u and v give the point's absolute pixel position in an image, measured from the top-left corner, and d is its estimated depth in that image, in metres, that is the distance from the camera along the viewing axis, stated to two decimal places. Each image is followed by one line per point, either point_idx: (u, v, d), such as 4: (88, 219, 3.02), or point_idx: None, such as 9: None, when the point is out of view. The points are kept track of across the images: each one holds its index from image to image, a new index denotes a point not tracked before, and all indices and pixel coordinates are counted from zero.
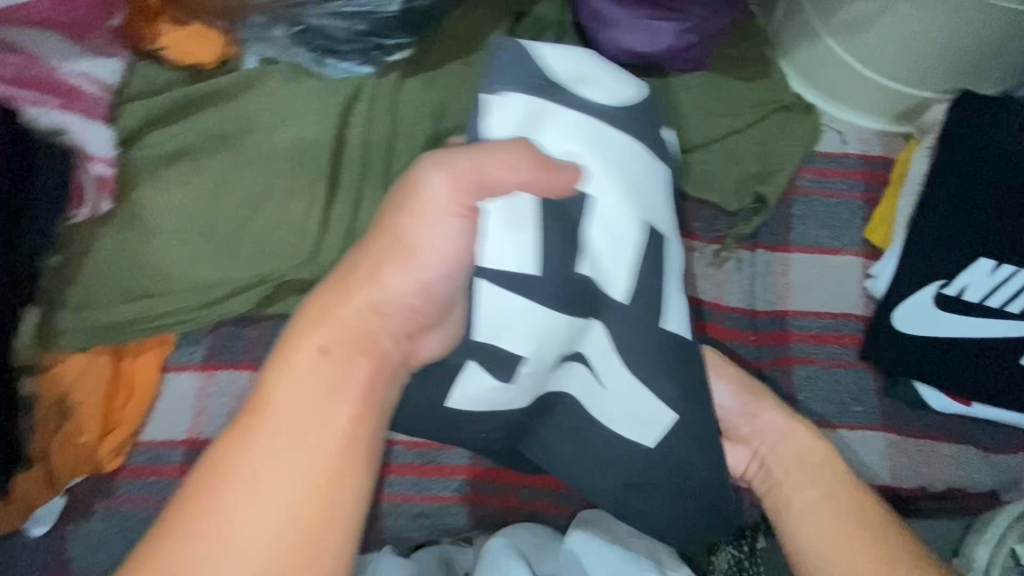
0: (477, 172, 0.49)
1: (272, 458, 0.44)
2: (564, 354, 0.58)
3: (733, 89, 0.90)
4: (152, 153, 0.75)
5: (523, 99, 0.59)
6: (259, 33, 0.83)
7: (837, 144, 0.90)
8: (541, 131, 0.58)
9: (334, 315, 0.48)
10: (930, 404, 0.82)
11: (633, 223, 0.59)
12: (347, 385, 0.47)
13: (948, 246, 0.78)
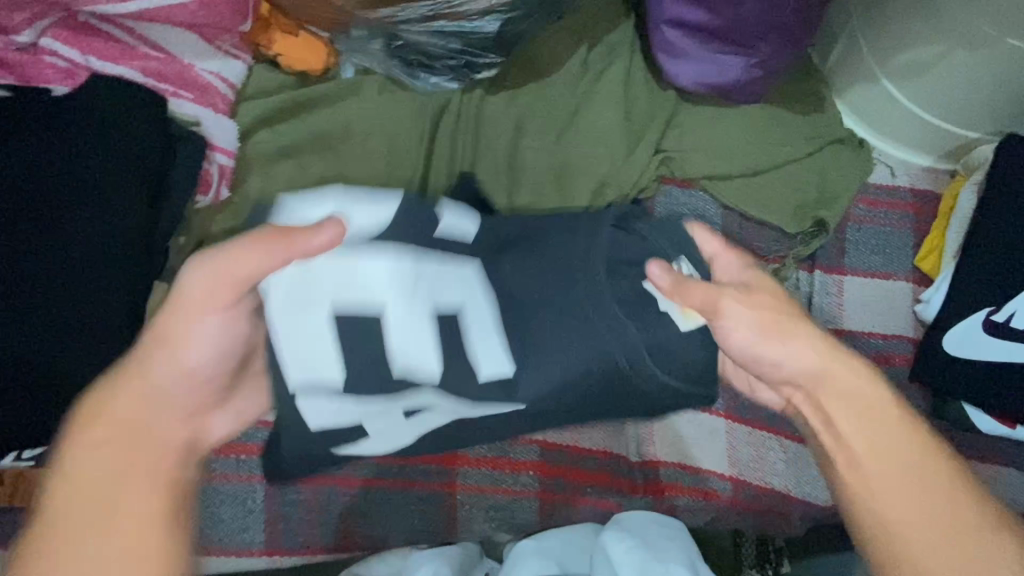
0: (212, 276, 0.54)
1: (99, 553, 0.51)
2: (403, 407, 0.58)
3: (792, 123, 0.97)
4: (263, 150, 0.80)
5: (322, 209, 0.58)
6: (358, 45, 0.88)
7: (887, 177, 0.97)
8: (318, 205, 0.58)
9: (150, 411, 0.56)
10: (978, 426, 0.86)
11: (421, 319, 0.56)
12: (141, 471, 0.54)
13: (999, 275, 0.84)
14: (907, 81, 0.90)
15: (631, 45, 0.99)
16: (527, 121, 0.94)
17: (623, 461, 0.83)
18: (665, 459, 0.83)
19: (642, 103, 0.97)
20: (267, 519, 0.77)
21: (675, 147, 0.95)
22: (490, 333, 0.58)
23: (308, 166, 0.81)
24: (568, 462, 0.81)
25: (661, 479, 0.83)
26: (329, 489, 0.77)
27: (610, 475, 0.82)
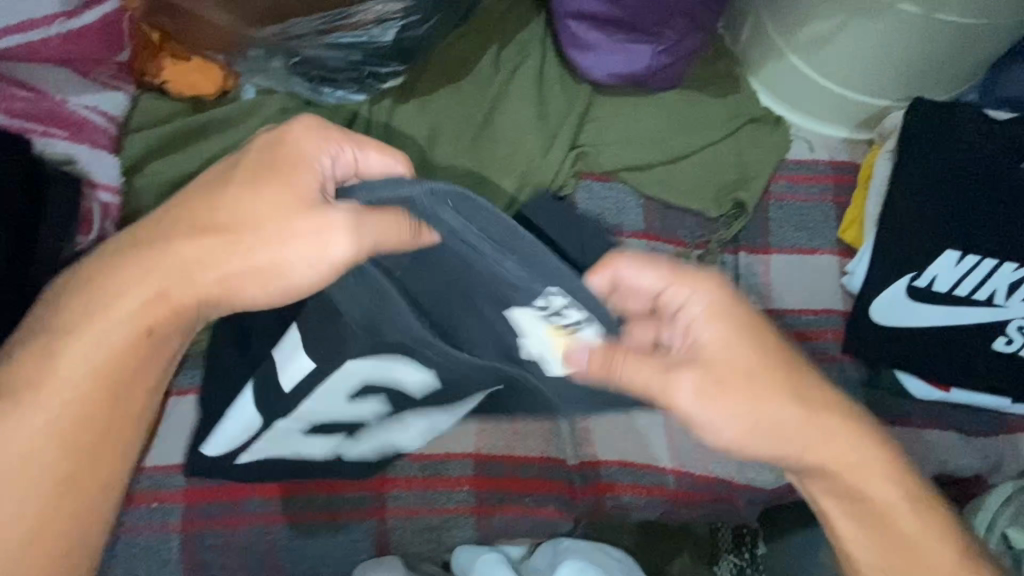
0: (297, 153, 0.57)
1: (92, 349, 0.57)
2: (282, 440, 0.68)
3: (708, 105, 0.96)
4: (153, 182, 0.78)
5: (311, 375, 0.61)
6: (256, 66, 0.86)
7: (806, 152, 0.97)
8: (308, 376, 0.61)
9: (188, 240, 0.56)
10: (913, 392, 0.86)
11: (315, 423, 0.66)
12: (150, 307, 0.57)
13: (919, 241, 0.83)
14: (814, 54, 0.90)
15: (543, 39, 0.98)
16: (440, 127, 0.92)
17: (560, 466, 0.81)
18: (605, 458, 0.82)
19: (557, 98, 0.96)
20: (187, 563, 0.73)
21: (592, 140, 0.94)
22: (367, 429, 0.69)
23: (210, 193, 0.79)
24: (504, 472, 0.79)
25: (601, 479, 0.81)
26: (255, 526, 0.74)
27: (548, 480, 0.80)
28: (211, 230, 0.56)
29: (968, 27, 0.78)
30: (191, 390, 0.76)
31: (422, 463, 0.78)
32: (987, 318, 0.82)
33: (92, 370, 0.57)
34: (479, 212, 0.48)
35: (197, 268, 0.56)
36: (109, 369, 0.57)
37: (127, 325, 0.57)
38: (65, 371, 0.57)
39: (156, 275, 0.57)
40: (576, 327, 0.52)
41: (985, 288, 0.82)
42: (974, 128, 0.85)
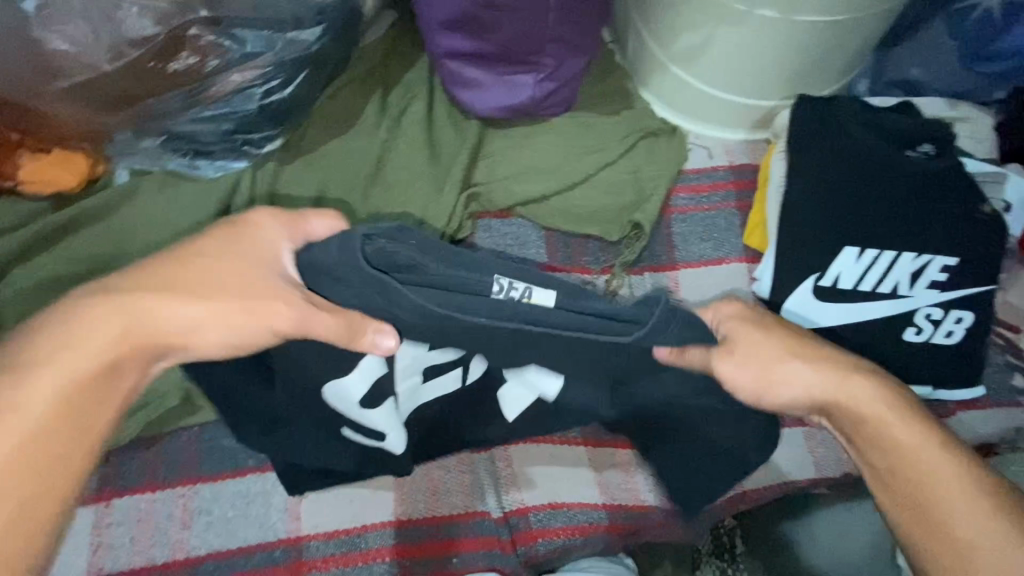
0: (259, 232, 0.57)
1: (40, 392, 0.49)
2: (368, 445, 0.69)
3: (602, 124, 0.95)
4: (18, 290, 0.76)
5: (359, 389, 0.62)
6: (127, 148, 0.83)
7: (705, 160, 0.97)
8: (354, 391, 0.62)
9: (172, 281, 0.53)
10: None
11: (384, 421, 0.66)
12: (105, 347, 0.51)
13: (817, 242, 0.82)
14: (695, 64, 0.89)
15: (429, 79, 0.96)
16: (330, 182, 0.89)
17: (486, 519, 0.79)
18: (533, 503, 0.80)
19: (448, 138, 0.94)
20: None
21: (487, 177, 0.92)
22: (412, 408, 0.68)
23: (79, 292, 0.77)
24: (427, 536, 0.77)
25: (532, 526, 0.80)
26: None
27: (474, 538, 0.78)
28: (200, 275, 0.54)
29: (833, 24, 0.77)
30: (92, 498, 0.75)
31: (337, 539, 0.76)
32: (894, 311, 0.82)
33: (32, 430, 0.48)
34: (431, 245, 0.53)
35: (164, 314, 0.52)
36: (57, 423, 0.49)
37: (92, 360, 0.50)
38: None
39: (114, 313, 0.51)
40: (526, 294, 0.53)
41: (887, 281, 0.81)
42: (857, 121, 0.84)
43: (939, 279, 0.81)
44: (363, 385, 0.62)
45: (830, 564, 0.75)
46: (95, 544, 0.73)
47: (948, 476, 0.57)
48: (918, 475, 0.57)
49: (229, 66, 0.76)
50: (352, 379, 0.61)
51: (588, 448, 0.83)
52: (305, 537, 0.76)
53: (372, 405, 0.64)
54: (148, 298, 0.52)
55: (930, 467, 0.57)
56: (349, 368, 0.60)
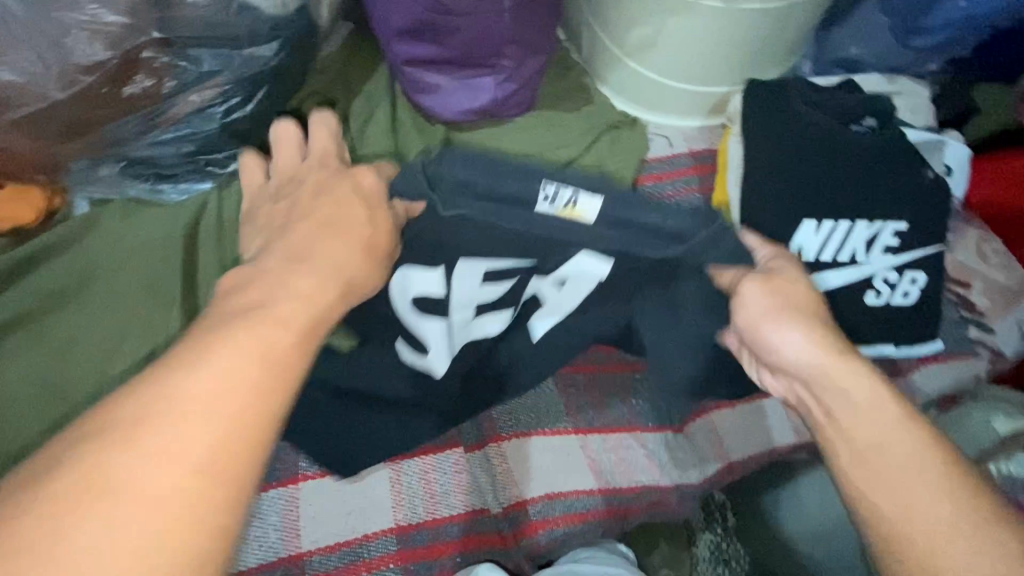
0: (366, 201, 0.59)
1: (195, 411, 0.40)
2: (416, 354, 0.76)
3: (565, 120, 0.97)
4: None
5: (420, 285, 0.69)
6: (85, 177, 0.80)
7: (665, 148, 1.00)
8: (419, 286, 0.69)
9: (302, 265, 0.51)
10: None
11: (432, 325, 0.73)
12: (244, 355, 0.43)
13: (778, 217, 0.86)
14: (649, 56, 0.92)
15: (390, 88, 0.97)
16: None
17: (486, 516, 0.80)
18: (532, 496, 0.82)
19: (415, 144, 0.94)
20: None
21: None
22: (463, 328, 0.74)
23: (47, 330, 0.75)
24: (429, 539, 0.78)
25: (532, 518, 0.81)
26: None
27: (475, 536, 0.79)
28: (324, 254, 0.53)
29: (774, 9, 0.81)
30: None
31: (340, 553, 0.76)
32: (854, 277, 0.86)
33: (214, 428, 0.40)
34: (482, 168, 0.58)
35: (286, 309, 0.47)
36: (221, 454, 0.40)
37: (220, 380, 0.42)
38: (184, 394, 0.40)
39: (248, 322, 0.45)
40: (574, 201, 0.59)
41: (845, 250, 0.86)
42: (804, 100, 0.89)
43: (892, 244, 0.86)
44: (426, 277, 0.68)
45: (809, 528, 0.80)
46: None
47: (930, 472, 0.53)
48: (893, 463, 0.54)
49: (186, 87, 0.75)
50: (418, 272, 0.68)
51: (578, 437, 0.85)
52: (305, 554, 0.75)
53: (427, 308, 0.71)
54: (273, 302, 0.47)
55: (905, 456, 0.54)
56: (428, 264, 0.67)
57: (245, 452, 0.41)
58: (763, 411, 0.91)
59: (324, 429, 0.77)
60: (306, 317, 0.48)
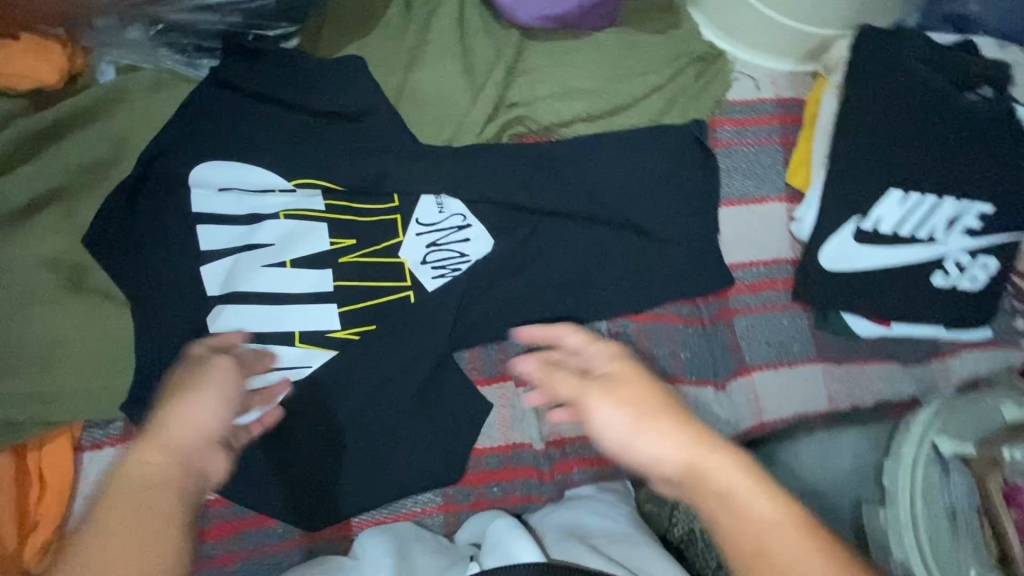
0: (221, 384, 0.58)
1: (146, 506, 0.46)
2: (289, 211, 0.73)
3: (649, 43, 0.88)
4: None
5: (218, 242, 0.69)
6: (111, 38, 0.71)
7: (751, 91, 0.91)
8: (237, 237, 0.70)
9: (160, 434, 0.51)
10: (857, 332, 0.87)
11: (240, 215, 0.71)
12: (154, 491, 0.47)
13: (863, 180, 0.81)
14: None
15: None
16: (347, 91, 0.77)
17: (526, 450, 0.80)
18: (570, 435, 0.82)
19: (484, 49, 0.84)
20: None
21: (523, 97, 0.84)
22: (272, 253, 0.71)
23: (79, 211, 0.66)
24: (472, 467, 0.79)
25: (568, 455, 0.82)
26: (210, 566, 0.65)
27: (513, 468, 0.80)
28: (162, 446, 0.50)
29: None
30: (119, 439, 0.64)
31: (370, 483, 0.72)
32: (926, 256, 0.83)
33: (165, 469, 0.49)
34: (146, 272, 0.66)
35: (183, 424, 0.52)
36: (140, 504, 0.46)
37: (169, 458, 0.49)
38: (166, 446, 0.51)
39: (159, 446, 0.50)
40: None
41: (923, 227, 0.82)
42: (916, 59, 0.82)
43: (973, 227, 0.82)
44: (217, 220, 0.70)
45: None
46: None
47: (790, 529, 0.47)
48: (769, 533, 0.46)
49: None
50: (209, 241, 0.69)
51: None
52: (336, 482, 0.71)
53: (226, 209, 0.70)
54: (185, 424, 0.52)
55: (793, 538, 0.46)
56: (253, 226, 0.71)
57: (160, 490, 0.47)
58: (807, 380, 0.88)
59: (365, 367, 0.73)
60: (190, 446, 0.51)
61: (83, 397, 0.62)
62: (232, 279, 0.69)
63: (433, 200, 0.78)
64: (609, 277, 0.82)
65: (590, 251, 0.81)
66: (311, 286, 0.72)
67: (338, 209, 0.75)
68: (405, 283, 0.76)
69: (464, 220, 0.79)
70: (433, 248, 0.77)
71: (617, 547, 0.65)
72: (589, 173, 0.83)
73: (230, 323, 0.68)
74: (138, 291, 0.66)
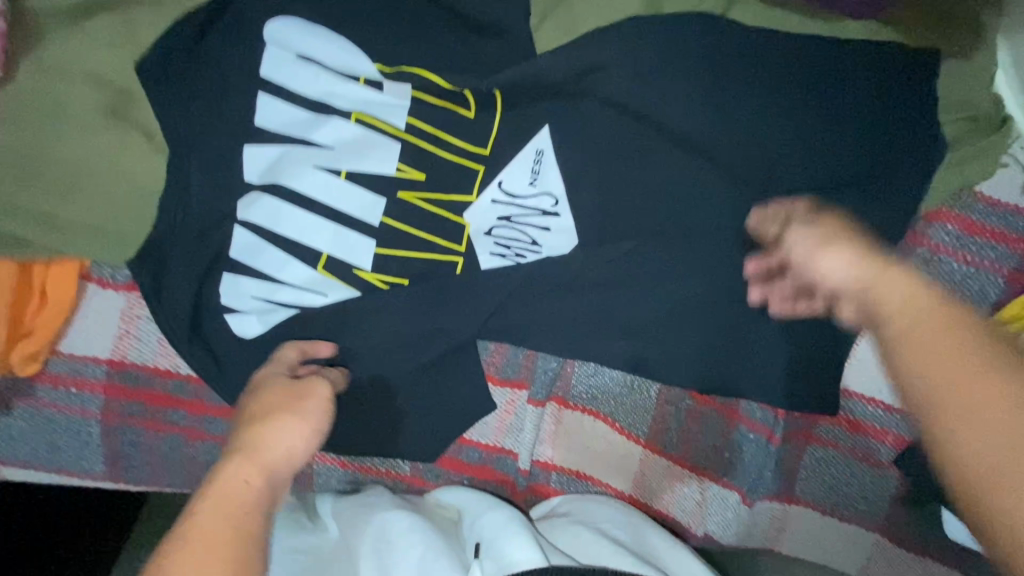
0: (303, 408, 0.52)
1: (212, 531, 0.42)
2: (365, 115, 0.60)
3: (908, 64, 0.61)
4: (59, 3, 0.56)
5: (275, 121, 0.59)
6: None
7: (1013, 191, 0.63)
8: (297, 123, 0.59)
9: (257, 448, 0.48)
10: (949, 534, 0.68)
11: (309, 98, 0.59)
12: (230, 512, 0.44)
13: None
14: None
15: None
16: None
17: (510, 459, 0.75)
18: (561, 463, 0.75)
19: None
20: (105, 454, 0.66)
21: (702, 78, 0.62)
22: (327, 155, 0.60)
23: (142, 30, 0.57)
24: (450, 452, 0.74)
25: (550, 483, 0.76)
26: (169, 434, 0.66)
27: (487, 468, 0.75)
28: (245, 465, 0.47)
29: None
30: (123, 285, 0.63)
31: (334, 429, 0.68)
32: None
33: (244, 489, 0.45)
34: (186, 124, 0.58)
35: (266, 441, 0.49)
36: (212, 523, 0.42)
37: (251, 478, 0.46)
38: (260, 465, 0.47)
39: (241, 464, 0.46)
40: None
41: None
42: None
43: None
44: (283, 95, 0.59)
45: None
46: (123, 332, 0.63)
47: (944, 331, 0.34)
48: (889, 297, 0.38)
49: None
50: (266, 116, 0.59)
51: (643, 450, 0.74)
52: None
53: (297, 86, 0.59)
54: (271, 443, 0.49)
55: (919, 314, 0.36)
56: (319, 118, 0.60)
57: (232, 524, 0.43)
58: (847, 543, 0.73)
59: (377, 319, 0.64)
60: (271, 471, 0.48)
61: (96, 233, 0.59)
62: (274, 170, 0.60)
63: (529, 165, 0.62)
64: (687, 342, 0.66)
65: (684, 305, 0.64)
66: (355, 209, 0.62)
67: (421, 138, 0.61)
68: (459, 248, 0.64)
69: (553, 205, 0.63)
70: (503, 222, 0.64)
71: (626, 533, 0.65)
72: (739, 208, 0.62)
73: (257, 217, 0.60)
74: (176, 143, 0.58)
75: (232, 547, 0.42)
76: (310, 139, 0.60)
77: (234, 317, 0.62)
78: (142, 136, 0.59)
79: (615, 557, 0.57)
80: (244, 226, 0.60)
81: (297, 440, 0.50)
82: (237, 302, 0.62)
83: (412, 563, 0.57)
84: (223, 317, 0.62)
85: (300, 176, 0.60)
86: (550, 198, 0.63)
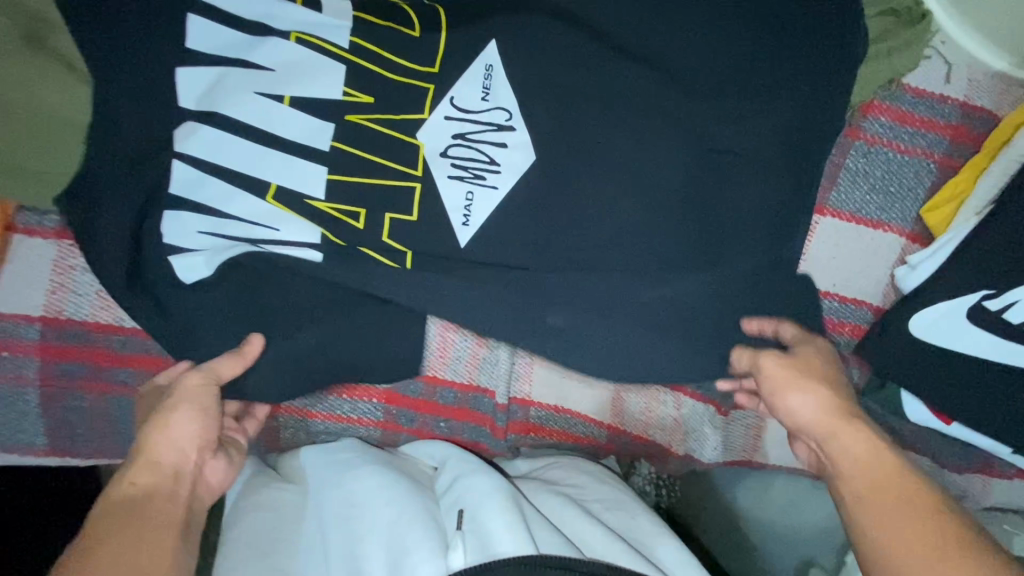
0: (194, 395, 0.54)
1: (117, 526, 0.44)
2: (305, 35, 0.59)
3: None
4: None
5: (210, 44, 0.57)
6: None
7: (937, 81, 0.68)
8: (233, 46, 0.57)
9: (154, 441, 0.51)
10: (908, 415, 0.72)
11: (245, 20, 0.58)
12: (139, 505, 0.46)
13: (1004, 254, 0.63)
14: None
15: None
16: None
17: (487, 397, 0.73)
18: (539, 399, 0.74)
19: None
20: (46, 423, 0.61)
21: None
22: (267, 79, 0.58)
23: None
24: (423, 395, 0.72)
25: (529, 419, 0.75)
26: (116, 396, 0.61)
27: (463, 408, 0.73)
28: (146, 462, 0.49)
29: None
30: (53, 232, 0.59)
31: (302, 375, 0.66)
32: None
33: (145, 483, 0.48)
34: (110, 49, 0.55)
35: (166, 436, 0.51)
36: (114, 516, 0.44)
37: (153, 471, 0.49)
38: (153, 463, 0.50)
39: (144, 461, 0.49)
40: None
41: None
42: None
43: None
44: (217, 17, 0.57)
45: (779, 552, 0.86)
46: (55, 285, 0.59)
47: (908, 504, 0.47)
48: (881, 489, 0.49)
49: None
50: (199, 39, 0.56)
51: None
52: None
53: (232, 9, 0.57)
54: (170, 433, 0.51)
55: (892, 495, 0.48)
56: (256, 41, 0.58)
57: (139, 510, 0.45)
58: None
59: (334, 251, 0.62)
60: (169, 460, 0.50)
61: (20, 172, 0.56)
62: (212, 96, 0.57)
63: (479, 81, 0.61)
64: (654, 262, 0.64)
65: (649, 217, 0.62)
66: (300, 136, 0.59)
67: (367, 59, 0.60)
68: (415, 172, 0.61)
69: (508, 119, 0.62)
70: (459, 141, 0.62)
71: (610, 514, 0.63)
72: (690, 115, 0.62)
73: (196, 148, 0.57)
74: (100, 69, 0.55)
75: (132, 533, 0.43)
76: (248, 62, 0.58)
77: (179, 258, 0.59)
78: (62, 64, 0.56)
79: (603, 544, 0.56)
80: (182, 160, 0.57)
81: (190, 427, 0.52)
82: (184, 241, 0.58)
83: (385, 531, 0.55)
84: (167, 258, 0.59)
85: (240, 103, 0.58)
86: (502, 113, 0.61)
